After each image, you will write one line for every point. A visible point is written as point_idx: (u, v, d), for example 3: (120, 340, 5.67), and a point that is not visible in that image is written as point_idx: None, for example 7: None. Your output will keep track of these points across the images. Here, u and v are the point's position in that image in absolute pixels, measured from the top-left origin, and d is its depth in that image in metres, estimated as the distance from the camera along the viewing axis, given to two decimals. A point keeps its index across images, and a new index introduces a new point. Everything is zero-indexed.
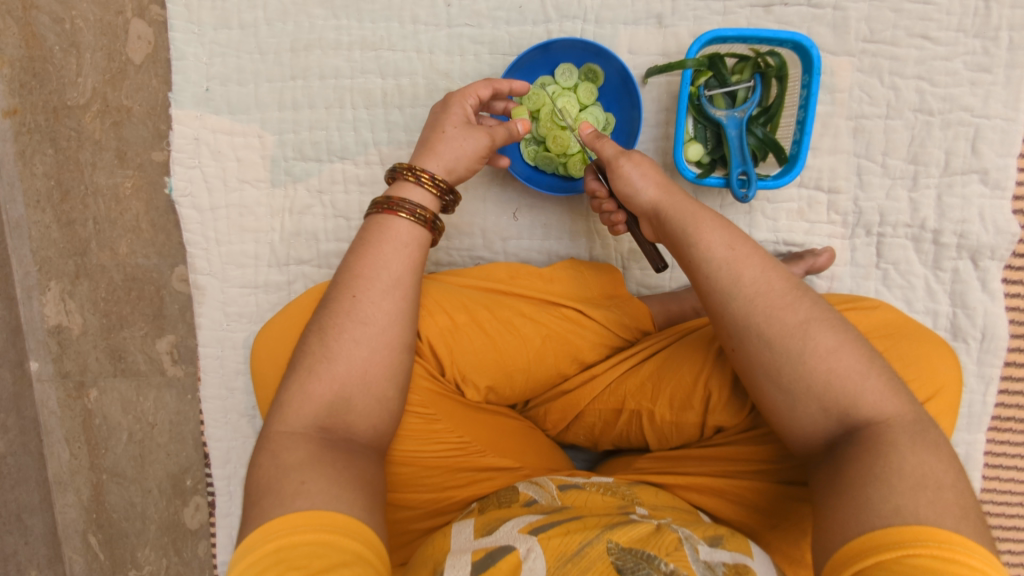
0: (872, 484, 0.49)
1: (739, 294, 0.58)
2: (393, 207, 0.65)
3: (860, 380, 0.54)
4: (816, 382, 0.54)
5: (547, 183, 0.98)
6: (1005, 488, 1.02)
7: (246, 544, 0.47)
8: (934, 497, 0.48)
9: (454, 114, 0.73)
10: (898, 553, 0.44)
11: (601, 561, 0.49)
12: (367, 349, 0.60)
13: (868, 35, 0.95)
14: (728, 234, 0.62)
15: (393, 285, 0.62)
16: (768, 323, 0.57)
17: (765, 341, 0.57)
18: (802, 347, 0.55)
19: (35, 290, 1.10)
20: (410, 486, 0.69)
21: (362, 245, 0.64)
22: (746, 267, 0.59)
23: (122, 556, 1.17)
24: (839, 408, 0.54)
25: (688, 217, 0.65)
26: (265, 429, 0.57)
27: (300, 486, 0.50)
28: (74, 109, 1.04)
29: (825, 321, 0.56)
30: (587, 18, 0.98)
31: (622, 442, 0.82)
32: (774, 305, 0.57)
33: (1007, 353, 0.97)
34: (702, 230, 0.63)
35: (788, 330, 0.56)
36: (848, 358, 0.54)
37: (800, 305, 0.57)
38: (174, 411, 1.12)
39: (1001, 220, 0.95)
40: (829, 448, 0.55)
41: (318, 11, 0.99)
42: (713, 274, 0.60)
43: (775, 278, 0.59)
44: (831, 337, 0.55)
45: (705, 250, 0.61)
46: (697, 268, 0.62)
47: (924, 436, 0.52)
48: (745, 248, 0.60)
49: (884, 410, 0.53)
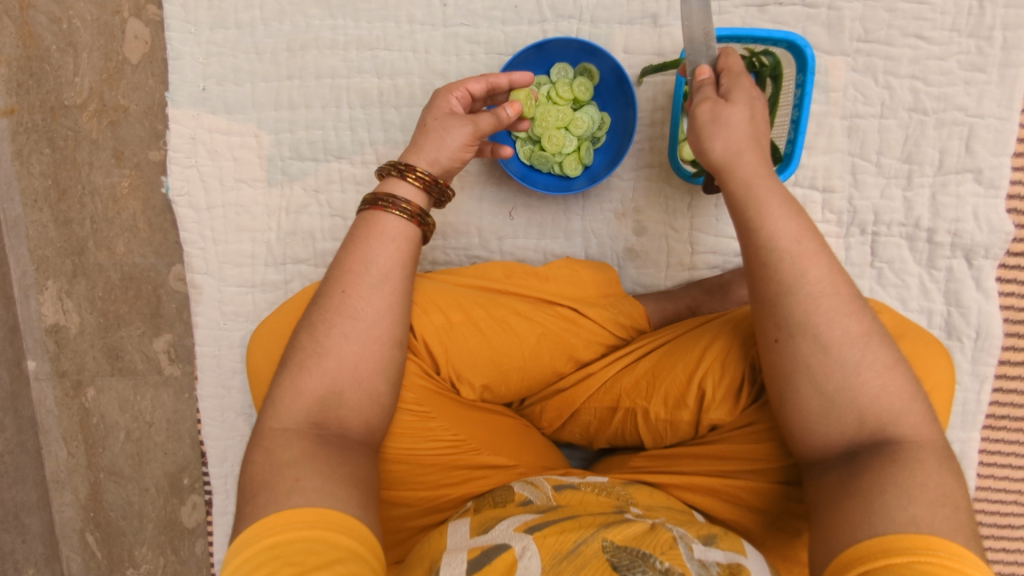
0: (887, 491, 0.49)
1: (802, 292, 0.56)
2: (384, 204, 0.65)
3: (909, 401, 0.54)
4: (862, 396, 0.54)
5: (543, 181, 0.98)
6: (1000, 486, 1.02)
7: (242, 540, 0.47)
8: (951, 515, 0.48)
9: (443, 107, 0.72)
10: (908, 558, 0.45)
11: (596, 559, 0.49)
12: (357, 344, 0.60)
13: (862, 35, 0.95)
14: (798, 225, 0.58)
15: (382, 279, 0.62)
16: (830, 326, 0.55)
17: (821, 344, 0.55)
18: (859, 359, 0.54)
19: (32, 289, 1.10)
20: (405, 484, 0.70)
21: (351, 241, 0.64)
22: (813, 264, 0.56)
23: (120, 554, 1.18)
24: (878, 422, 0.54)
25: (749, 200, 0.59)
26: (259, 426, 0.57)
27: (294, 482, 0.51)
28: (71, 108, 1.05)
29: (884, 337, 0.56)
30: (583, 18, 0.98)
31: (618, 441, 0.82)
32: (839, 311, 0.55)
33: (1001, 352, 0.98)
34: (773, 216, 0.58)
35: (850, 339, 0.55)
36: (900, 378, 0.55)
37: (862, 315, 0.56)
38: (172, 410, 1.13)
39: (995, 218, 0.95)
40: (847, 455, 0.54)
41: (315, 11, 0.99)
42: (779, 265, 0.57)
43: (841, 283, 0.57)
44: (889, 354, 0.55)
45: (770, 238, 0.57)
46: (760, 254, 0.58)
47: (948, 461, 0.52)
48: (814, 245, 0.57)
49: (922, 431, 0.53)
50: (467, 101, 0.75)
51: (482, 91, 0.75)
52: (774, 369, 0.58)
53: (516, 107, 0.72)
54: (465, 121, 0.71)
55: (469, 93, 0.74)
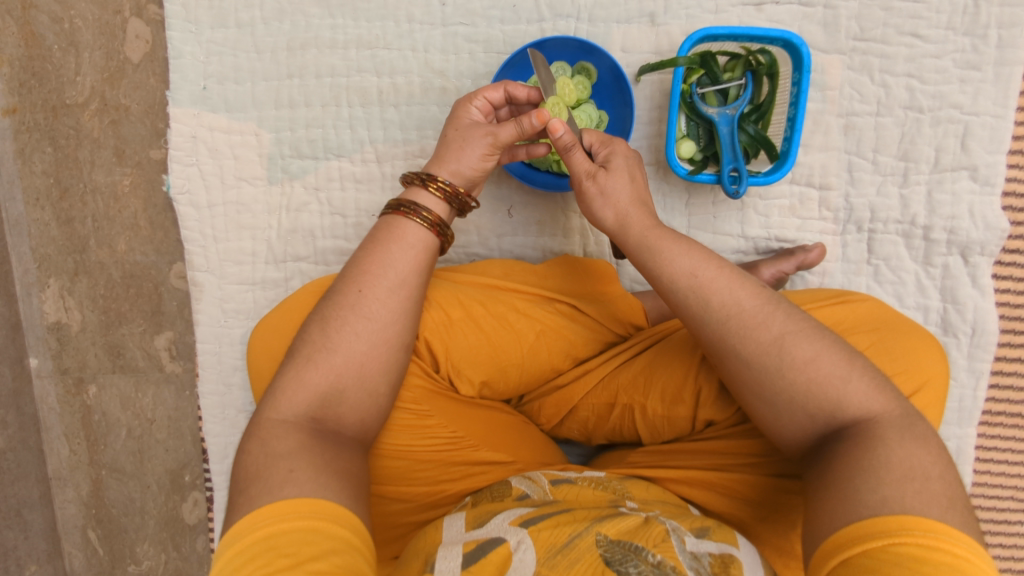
0: (857, 476, 0.50)
1: (711, 318, 0.60)
2: (406, 211, 0.67)
3: (843, 384, 0.55)
4: (798, 393, 0.56)
5: (541, 181, 0.97)
6: (996, 482, 1.03)
7: (234, 532, 0.48)
8: (922, 488, 0.48)
9: (464, 118, 0.74)
10: (882, 541, 0.45)
11: (590, 553, 0.50)
12: (367, 344, 0.61)
13: (858, 34, 0.96)
14: (693, 258, 0.63)
15: (399, 284, 0.63)
16: (743, 343, 0.58)
17: (743, 361, 0.58)
18: (779, 362, 0.56)
19: (34, 287, 1.11)
20: (402, 480, 0.70)
21: (372, 242, 0.66)
22: (714, 291, 0.61)
23: (121, 551, 1.19)
24: (825, 413, 0.55)
25: (653, 244, 0.66)
26: (257, 416, 0.58)
27: (288, 474, 0.51)
28: (73, 107, 1.05)
29: (801, 332, 0.57)
30: (580, 17, 0.98)
31: (615, 437, 0.83)
32: (748, 325, 0.58)
33: (997, 348, 0.98)
34: (669, 258, 0.64)
35: (763, 348, 0.57)
36: (829, 364, 0.55)
37: (773, 320, 0.58)
38: (173, 407, 1.13)
39: (991, 215, 0.96)
40: (816, 448, 0.56)
41: (315, 10, 1.00)
42: (685, 302, 0.62)
43: (744, 297, 0.60)
44: (807, 348, 0.56)
45: (671, 281, 0.63)
46: (668, 296, 0.63)
47: (912, 429, 0.52)
48: (709, 271, 0.62)
49: (871, 408, 0.54)
50: (487, 109, 0.76)
51: (501, 99, 0.76)
52: (728, 371, 0.60)
53: (541, 115, 0.68)
54: (485, 132, 0.71)
55: (489, 102, 0.75)
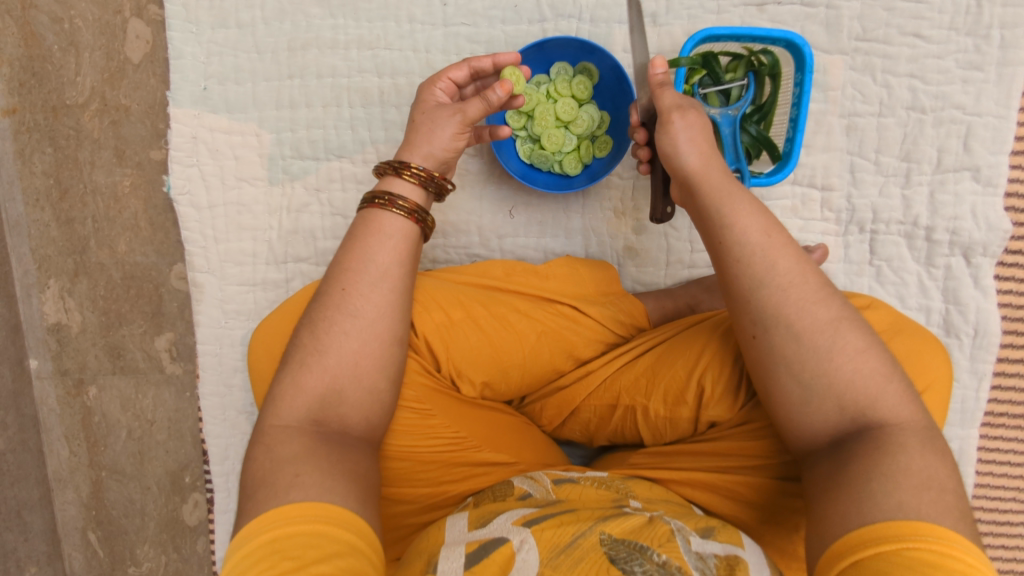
0: (874, 480, 0.50)
1: (773, 282, 0.58)
2: (381, 203, 0.66)
3: (881, 384, 0.55)
4: (838, 380, 0.55)
5: (543, 180, 0.98)
6: (998, 484, 1.03)
7: (243, 535, 0.47)
8: (937, 497, 0.48)
9: (430, 101, 0.74)
10: (895, 545, 0.45)
11: (593, 552, 0.50)
12: (358, 342, 0.60)
13: (860, 34, 0.96)
14: (765, 223, 0.61)
15: (381, 277, 0.62)
16: (801, 315, 0.57)
17: (795, 333, 0.56)
18: (831, 344, 0.56)
19: (34, 288, 1.11)
20: (404, 481, 0.70)
21: (351, 239, 0.65)
22: (781, 256, 0.59)
23: (121, 553, 1.18)
24: (857, 407, 0.55)
25: (723, 199, 0.63)
26: (260, 423, 0.57)
27: (294, 478, 0.51)
28: (73, 108, 1.05)
29: (856, 321, 0.57)
30: (582, 17, 0.98)
31: (618, 438, 0.83)
32: (809, 298, 0.57)
33: (1000, 349, 0.98)
34: (738, 216, 0.61)
35: (821, 325, 0.56)
36: (874, 359, 0.55)
37: (832, 302, 0.57)
38: (174, 408, 1.13)
39: (993, 216, 0.96)
40: (833, 445, 0.55)
41: (315, 11, 1.00)
42: (748, 260, 0.59)
43: (809, 271, 0.58)
44: (860, 338, 0.56)
45: (740, 234, 0.60)
46: (728, 252, 0.60)
47: (933, 441, 0.52)
48: (781, 239, 0.59)
49: (900, 414, 0.54)
50: (451, 90, 0.76)
51: (465, 77, 0.76)
52: (764, 350, 0.58)
53: (505, 86, 0.70)
54: (452, 112, 0.71)
55: (452, 82, 0.76)
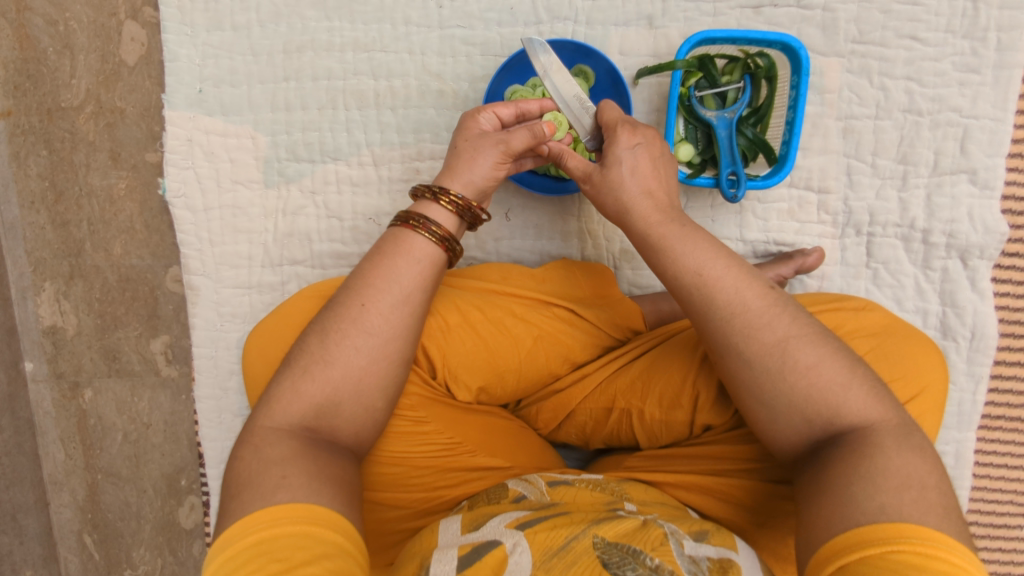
0: (855, 482, 0.49)
1: (716, 316, 0.59)
2: (414, 224, 0.65)
3: (842, 392, 0.54)
4: (797, 398, 0.55)
5: (540, 185, 0.97)
6: (996, 486, 1.02)
7: (226, 537, 0.47)
8: (918, 497, 0.48)
9: (473, 129, 0.73)
10: (881, 548, 0.45)
11: (587, 555, 0.49)
12: (366, 358, 0.60)
13: (857, 36, 0.95)
14: (701, 255, 0.61)
15: (403, 300, 0.62)
16: (747, 343, 0.57)
17: (745, 360, 0.57)
18: (781, 365, 0.56)
19: (30, 291, 1.10)
20: (398, 486, 0.70)
21: (379, 254, 0.65)
22: (719, 289, 0.59)
23: (117, 556, 1.18)
24: (822, 418, 0.55)
25: (663, 240, 0.64)
26: (250, 423, 0.57)
27: (280, 480, 0.51)
28: (68, 110, 1.05)
29: (805, 337, 0.56)
30: (578, 20, 0.98)
31: (613, 441, 0.82)
32: (753, 325, 0.57)
33: (997, 351, 0.98)
34: (678, 253, 0.62)
35: (766, 349, 0.57)
36: (830, 371, 0.55)
37: (778, 323, 0.57)
38: (169, 411, 1.13)
39: (990, 218, 0.95)
40: (811, 453, 0.55)
41: (311, 13, 0.99)
42: (688, 301, 0.61)
43: (750, 296, 0.58)
44: (811, 353, 0.56)
45: (676, 277, 0.62)
46: (673, 292, 0.62)
47: (908, 439, 0.52)
48: (717, 269, 0.60)
49: (869, 416, 0.54)
50: (496, 124, 0.75)
51: (512, 116, 0.76)
52: (729, 372, 0.59)
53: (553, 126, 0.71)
54: (496, 141, 0.70)
55: (499, 117, 0.75)
